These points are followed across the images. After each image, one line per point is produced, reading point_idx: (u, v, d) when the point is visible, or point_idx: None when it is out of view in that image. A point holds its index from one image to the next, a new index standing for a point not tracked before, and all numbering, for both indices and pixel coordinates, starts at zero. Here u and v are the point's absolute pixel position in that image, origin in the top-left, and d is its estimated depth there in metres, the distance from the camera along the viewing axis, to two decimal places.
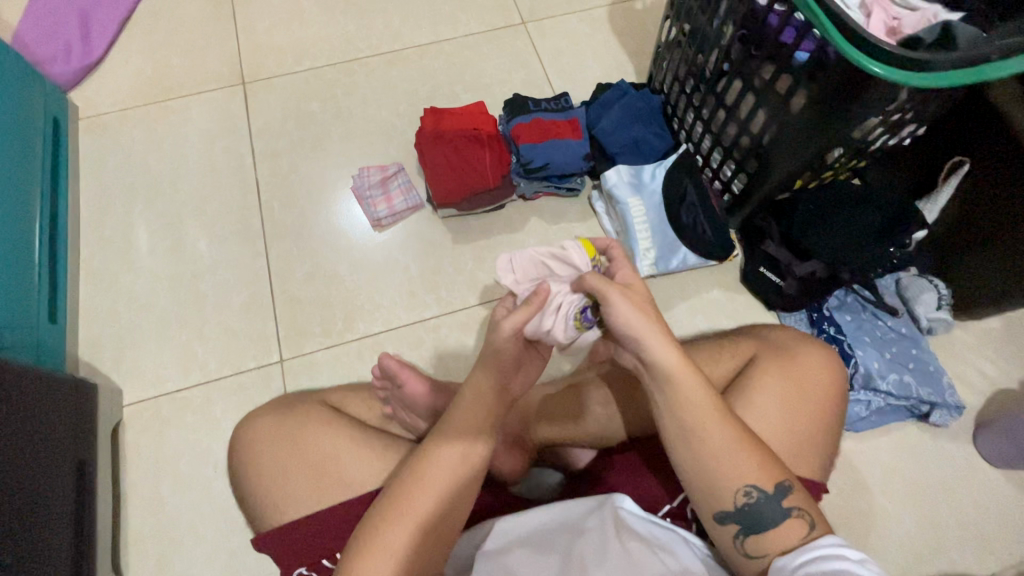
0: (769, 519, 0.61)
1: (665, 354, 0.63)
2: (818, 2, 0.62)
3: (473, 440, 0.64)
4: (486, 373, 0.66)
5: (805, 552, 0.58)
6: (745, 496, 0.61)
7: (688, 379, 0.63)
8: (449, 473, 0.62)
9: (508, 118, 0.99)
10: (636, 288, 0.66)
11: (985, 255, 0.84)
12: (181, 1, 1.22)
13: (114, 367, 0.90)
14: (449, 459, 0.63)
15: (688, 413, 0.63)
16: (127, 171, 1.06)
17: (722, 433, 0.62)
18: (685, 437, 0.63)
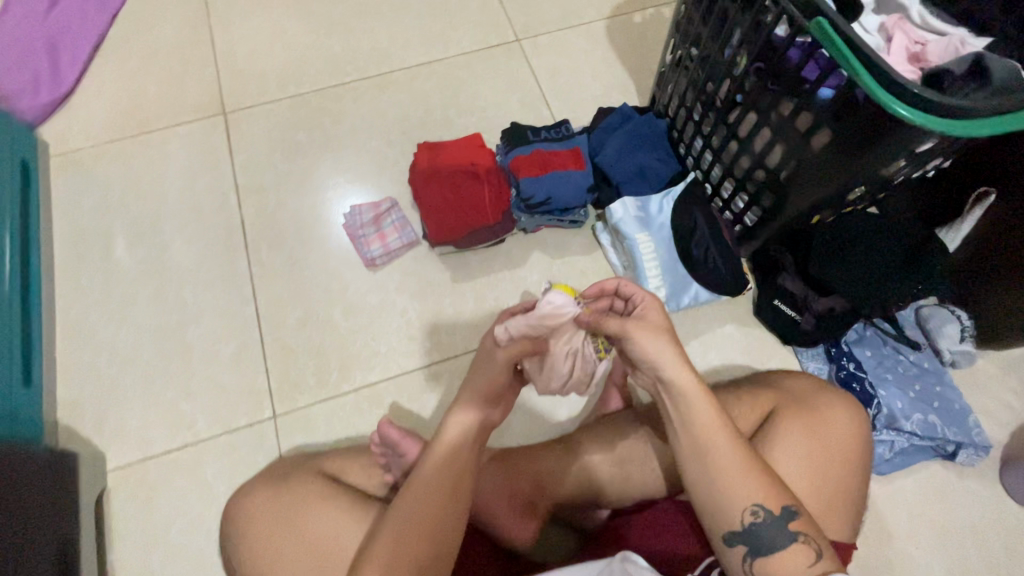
0: (775, 543, 0.56)
1: (688, 384, 0.60)
2: (845, 40, 0.57)
3: (460, 471, 0.62)
4: (473, 399, 0.65)
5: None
6: (752, 515, 0.57)
7: (715, 442, 0.59)
8: (431, 503, 0.59)
9: (507, 149, 0.94)
10: (658, 324, 0.63)
11: (1014, 288, 0.80)
12: (155, 25, 1.15)
13: (96, 429, 0.85)
14: (433, 489, 0.60)
15: (704, 444, 0.59)
16: (104, 212, 0.99)
17: (736, 460, 0.58)
18: (703, 474, 0.59)
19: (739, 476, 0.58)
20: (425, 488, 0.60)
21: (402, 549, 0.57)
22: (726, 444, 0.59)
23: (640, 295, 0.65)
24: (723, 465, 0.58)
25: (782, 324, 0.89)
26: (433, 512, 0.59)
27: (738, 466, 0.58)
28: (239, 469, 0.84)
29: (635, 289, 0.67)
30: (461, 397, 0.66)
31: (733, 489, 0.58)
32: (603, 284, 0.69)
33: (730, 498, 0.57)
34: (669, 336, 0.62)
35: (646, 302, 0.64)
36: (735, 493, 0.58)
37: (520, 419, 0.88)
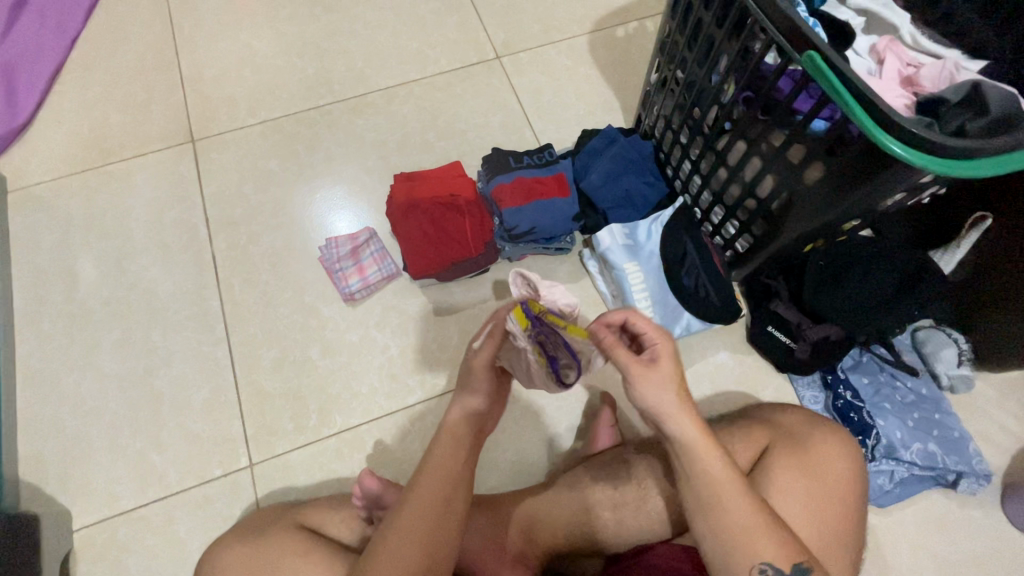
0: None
1: (694, 436, 0.55)
2: (839, 75, 0.54)
3: (454, 482, 0.56)
4: (469, 399, 0.59)
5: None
6: (761, 574, 0.53)
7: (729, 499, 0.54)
8: (419, 518, 0.54)
9: (488, 177, 0.91)
10: (675, 376, 0.56)
11: (1011, 312, 0.78)
12: (118, 50, 1.10)
13: (60, 486, 0.80)
14: (423, 503, 0.54)
15: (712, 497, 0.54)
16: (65, 251, 0.95)
17: (745, 509, 0.54)
18: (710, 526, 0.54)
19: (752, 530, 0.54)
20: (417, 503, 0.54)
21: (398, 550, 0.52)
22: (737, 496, 0.54)
23: (646, 330, 0.57)
24: (736, 521, 0.54)
25: (778, 353, 0.86)
26: (424, 528, 0.53)
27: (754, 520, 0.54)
28: (213, 525, 0.79)
29: (644, 326, 0.57)
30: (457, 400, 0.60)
31: (742, 548, 0.53)
32: (607, 319, 0.58)
33: (740, 560, 0.53)
34: (678, 387, 0.56)
35: (658, 346, 0.56)
36: (745, 549, 0.53)
37: (509, 459, 0.85)
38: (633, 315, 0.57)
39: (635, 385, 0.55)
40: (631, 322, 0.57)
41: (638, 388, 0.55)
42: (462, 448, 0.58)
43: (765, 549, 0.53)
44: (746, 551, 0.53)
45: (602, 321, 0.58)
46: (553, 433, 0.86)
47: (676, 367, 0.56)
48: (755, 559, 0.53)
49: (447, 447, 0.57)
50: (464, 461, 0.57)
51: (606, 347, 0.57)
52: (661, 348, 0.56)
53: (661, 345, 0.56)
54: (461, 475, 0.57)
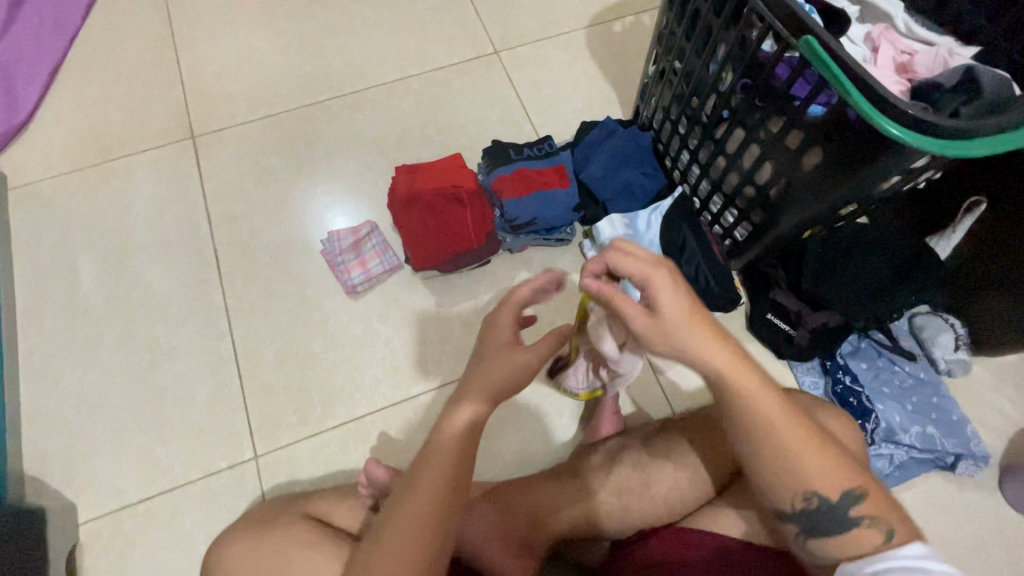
0: (833, 526, 0.50)
1: (723, 362, 0.49)
2: (836, 60, 0.55)
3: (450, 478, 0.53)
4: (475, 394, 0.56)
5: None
6: (806, 501, 0.50)
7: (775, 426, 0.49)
8: (410, 512, 0.52)
9: (489, 169, 0.92)
10: (678, 316, 0.48)
11: (1006, 297, 0.79)
12: (117, 48, 1.10)
13: (65, 481, 0.81)
14: (415, 495, 0.53)
15: (750, 424, 0.49)
16: (66, 248, 0.95)
17: (788, 432, 0.49)
18: (752, 453, 0.50)
19: (803, 457, 0.49)
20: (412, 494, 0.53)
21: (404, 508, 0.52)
22: (782, 419, 0.49)
23: (630, 263, 0.49)
24: (783, 445, 0.49)
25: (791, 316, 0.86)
26: (415, 523, 0.52)
27: (801, 442, 0.49)
28: (219, 518, 0.80)
29: (626, 263, 0.49)
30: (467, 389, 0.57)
31: (783, 479, 0.50)
32: (591, 268, 0.53)
33: (780, 490, 0.50)
34: (691, 323, 0.48)
35: (645, 281, 0.48)
36: (790, 475, 0.50)
37: (513, 449, 0.85)
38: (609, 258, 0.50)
39: (639, 333, 0.49)
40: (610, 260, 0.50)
41: (644, 338, 0.49)
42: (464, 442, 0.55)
43: (812, 475, 0.49)
44: (791, 477, 0.50)
45: (587, 270, 0.53)
46: (556, 423, 0.87)
47: (679, 303, 0.48)
48: (800, 486, 0.50)
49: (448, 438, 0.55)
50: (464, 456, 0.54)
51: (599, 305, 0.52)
52: (651, 291, 0.48)
53: (650, 289, 0.48)
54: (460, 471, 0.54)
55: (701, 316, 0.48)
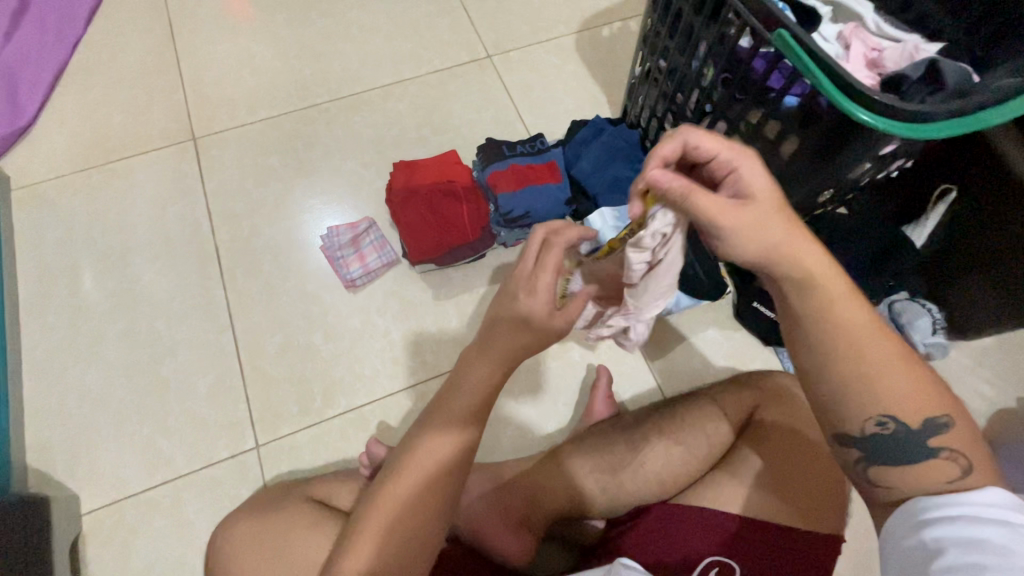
0: (908, 456, 0.46)
1: (815, 263, 0.46)
2: (808, 53, 0.59)
3: (416, 514, 0.54)
4: (444, 429, 0.55)
5: (931, 520, 0.44)
6: (879, 427, 0.46)
7: (857, 345, 0.46)
8: (375, 548, 0.52)
9: (484, 165, 0.95)
10: (768, 197, 0.47)
11: (979, 280, 0.83)
12: (119, 53, 1.13)
13: (68, 472, 0.82)
14: (380, 528, 0.53)
15: (832, 332, 0.46)
16: (68, 247, 0.97)
17: (874, 345, 0.46)
18: (826, 374, 0.47)
19: (883, 373, 0.46)
20: (375, 530, 0.53)
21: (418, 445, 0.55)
22: (870, 331, 0.46)
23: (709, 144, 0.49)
24: (862, 367, 0.46)
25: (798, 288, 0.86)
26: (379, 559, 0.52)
27: (888, 355, 0.46)
28: (221, 506, 0.81)
29: (709, 144, 0.49)
30: (433, 421, 0.56)
31: (854, 400, 0.47)
32: (662, 154, 0.50)
33: (850, 411, 0.47)
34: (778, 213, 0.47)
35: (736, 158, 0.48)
36: (865, 394, 0.46)
37: (510, 435, 0.87)
38: (690, 137, 0.49)
39: (728, 218, 0.45)
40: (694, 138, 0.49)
41: (736, 225, 0.45)
42: (429, 479, 0.54)
43: (888, 397, 0.46)
44: (865, 396, 0.46)
45: (656, 159, 0.50)
46: (552, 409, 0.89)
47: (766, 185, 0.48)
48: (875, 407, 0.46)
49: (412, 473, 0.54)
50: (430, 493, 0.54)
51: (674, 197, 0.46)
52: (739, 170, 0.48)
53: (739, 167, 0.48)
54: (427, 508, 0.54)
55: (786, 206, 0.48)
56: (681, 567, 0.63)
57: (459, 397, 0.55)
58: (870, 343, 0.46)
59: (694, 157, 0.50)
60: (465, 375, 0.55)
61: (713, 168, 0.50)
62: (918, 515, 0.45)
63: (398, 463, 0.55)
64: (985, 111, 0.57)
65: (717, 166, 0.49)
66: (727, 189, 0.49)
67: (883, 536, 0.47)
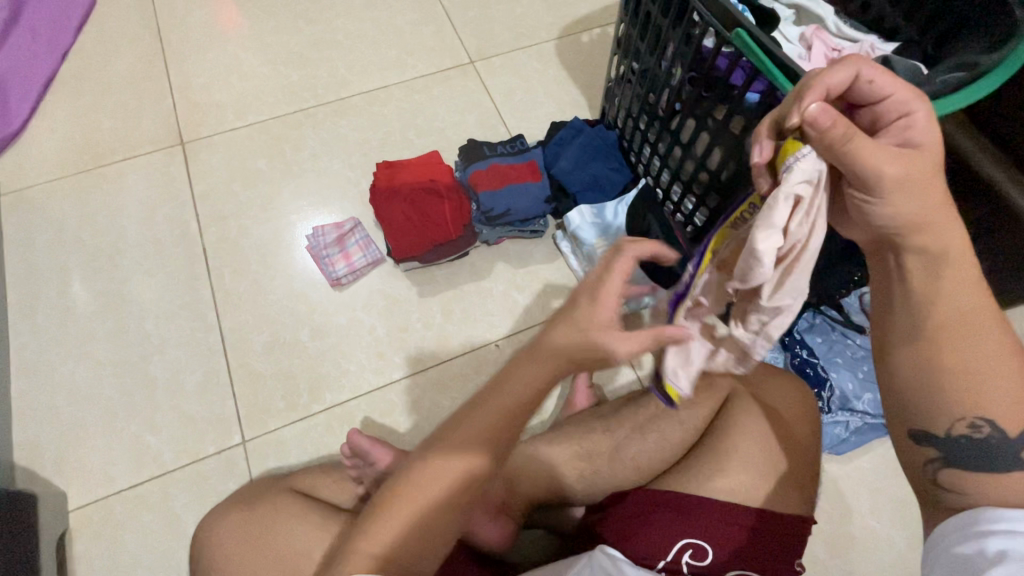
0: (997, 464, 0.45)
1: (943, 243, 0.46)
2: (765, 52, 0.62)
3: (439, 517, 0.51)
4: (473, 432, 0.52)
5: (990, 529, 0.43)
6: (971, 427, 0.46)
7: (958, 339, 0.47)
8: (391, 546, 0.49)
9: (465, 165, 0.98)
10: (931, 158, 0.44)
11: None
12: (109, 60, 1.15)
13: (56, 469, 0.83)
14: (398, 526, 0.50)
15: (936, 324, 0.47)
16: (58, 249, 0.98)
17: (985, 343, 0.46)
18: (921, 365, 0.48)
19: (987, 375, 0.46)
20: (394, 528, 0.50)
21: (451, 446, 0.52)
22: (985, 328, 0.46)
23: (886, 79, 0.45)
24: (959, 361, 0.46)
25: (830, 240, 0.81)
26: (397, 556, 0.49)
27: (995, 356, 0.46)
28: (208, 501, 0.82)
29: (887, 81, 0.45)
30: (459, 423, 0.53)
31: (939, 399, 0.47)
32: (829, 84, 0.45)
33: (938, 407, 0.47)
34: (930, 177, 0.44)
35: (910, 101, 0.45)
36: (956, 389, 0.46)
37: None
38: (866, 70, 0.45)
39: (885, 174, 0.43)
40: (870, 70, 0.45)
41: (890, 182, 0.43)
42: (457, 484, 0.51)
43: (987, 394, 0.45)
44: (952, 394, 0.47)
45: (826, 87, 0.45)
46: None
47: (935, 138, 0.45)
48: (970, 407, 0.46)
49: (440, 475, 0.51)
50: (457, 496, 0.52)
51: (829, 144, 0.43)
52: (914, 116, 0.45)
53: (914, 112, 0.45)
54: (447, 509, 0.52)
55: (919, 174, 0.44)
56: (655, 552, 0.64)
57: (495, 404, 0.52)
58: (974, 340, 0.46)
59: (857, 93, 0.46)
60: (506, 380, 0.53)
61: (882, 111, 0.46)
62: (979, 525, 0.43)
63: (418, 463, 0.52)
64: (935, 102, 0.60)
65: (885, 108, 0.46)
66: (888, 135, 0.46)
67: (934, 541, 0.46)
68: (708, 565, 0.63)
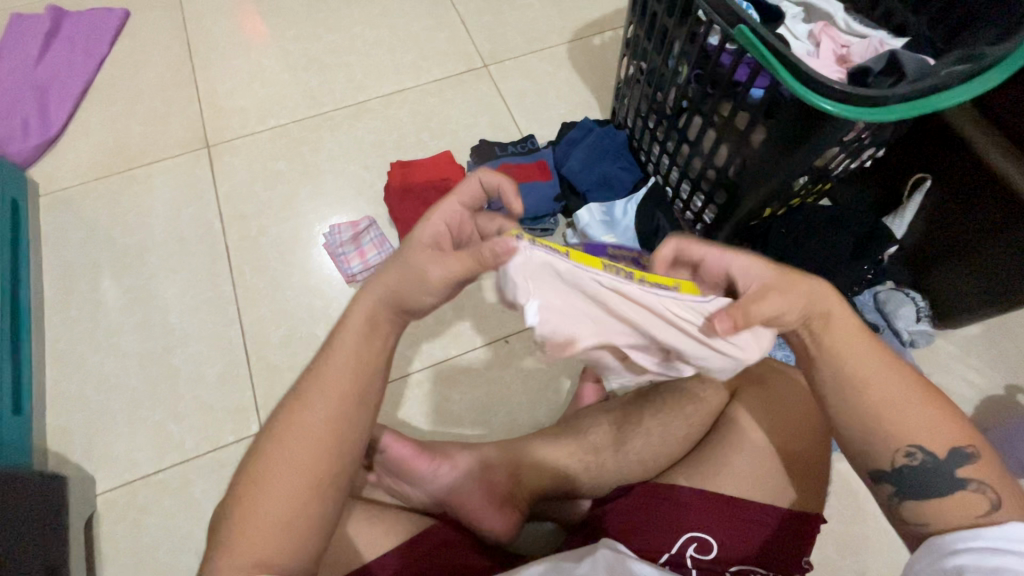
0: (939, 488, 0.49)
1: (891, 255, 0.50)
2: (767, 47, 0.63)
3: (307, 503, 0.48)
4: (314, 411, 0.50)
5: (950, 553, 0.46)
6: (909, 457, 0.50)
7: (877, 369, 0.51)
8: (266, 548, 0.46)
9: (476, 165, 1.01)
10: None
11: (963, 264, 0.84)
12: (140, 69, 1.21)
13: (85, 455, 0.87)
14: (268, 522, 0.47)
15: (848, 369, 0.51)
16: (90, 247, 1.03)
17: (899, 378, 0.51)
18: (851, 408, 0.51)
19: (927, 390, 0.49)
20: (246, 530, 0.46)
21: (292, 435, 0.49)
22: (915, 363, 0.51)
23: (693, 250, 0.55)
24: (888, 400, 0.50)
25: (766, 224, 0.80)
26: (267, 554, 0.46)
27: (910, 398, 0.50)
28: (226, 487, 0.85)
29: (697, 248, 0.55)
30: (300, 411, 0.50)
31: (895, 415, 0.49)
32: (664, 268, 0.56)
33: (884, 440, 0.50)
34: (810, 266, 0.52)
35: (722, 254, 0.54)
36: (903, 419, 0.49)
37: (501, 420, 0.91)
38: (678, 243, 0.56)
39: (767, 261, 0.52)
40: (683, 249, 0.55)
41: None
42: (308, 470, 0.48)
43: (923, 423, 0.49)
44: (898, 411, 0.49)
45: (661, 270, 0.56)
46: (544, 398, 0.93)
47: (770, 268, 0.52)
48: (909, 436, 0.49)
49: (295, 458, 0.49)
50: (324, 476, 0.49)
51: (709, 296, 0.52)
52: (735, 265, 0.53)
53: (732, 261, 0.53)
54: (325, 493, 0.49)
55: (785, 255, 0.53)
56: (658, 545, 0.63)
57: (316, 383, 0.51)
58: (890, 366, 0.51)
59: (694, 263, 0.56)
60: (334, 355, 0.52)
61: (706, 270, 0.55)
62: (944, 548, 0.47)
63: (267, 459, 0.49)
64: (940, 95, 0.60)
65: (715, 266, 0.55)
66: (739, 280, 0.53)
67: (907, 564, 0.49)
68: (713, 558, 0.62)
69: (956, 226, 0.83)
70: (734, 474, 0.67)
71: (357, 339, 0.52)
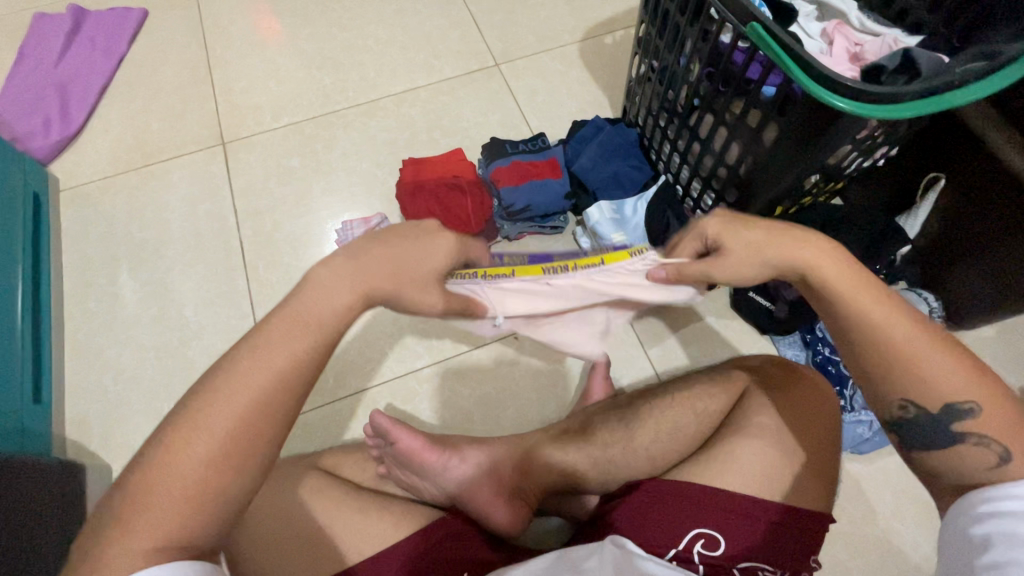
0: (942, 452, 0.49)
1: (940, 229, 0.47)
2: (779, 44, 0.63)
3: (215, 480, 0.42)
4: (246, 374, 0.45)
5: (976, 522, 0.45)
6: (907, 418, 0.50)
7: (912, 355, 0.49)
8: (162, 528, 0.40)
9: (487, 162, 1.01)
10: None
11: (981, 264, 0.83)
12: (158, 68, 1.23)
13: (102, 444, 0.89)
14: (159, 494, 0.41)
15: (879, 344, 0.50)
16: (109, 241, 1.05)
17: (934, 362, 0.49)
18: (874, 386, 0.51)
19: (942, 388, 0.49)
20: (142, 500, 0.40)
21: (215, 396, 0.44)
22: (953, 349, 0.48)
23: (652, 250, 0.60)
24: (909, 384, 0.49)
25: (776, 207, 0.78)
26: (161, 534, 0.40)
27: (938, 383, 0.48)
28: None
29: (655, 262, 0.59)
30: (230, 369, 0.45)
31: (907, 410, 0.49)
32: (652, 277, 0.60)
33: None
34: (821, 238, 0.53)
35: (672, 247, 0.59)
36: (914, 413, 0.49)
37: (510, 416, 0.92)
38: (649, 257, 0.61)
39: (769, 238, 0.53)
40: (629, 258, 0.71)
41: None
42: (226, 441, 0.43)
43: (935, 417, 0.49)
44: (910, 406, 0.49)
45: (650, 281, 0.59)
46: (553, 395, 0.93)
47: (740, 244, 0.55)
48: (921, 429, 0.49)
49: (219, 419, 0.43)
50: (247, 448, 0.44)
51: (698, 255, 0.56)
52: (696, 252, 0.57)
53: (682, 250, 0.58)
54: (233, 477, 0.43)
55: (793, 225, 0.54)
56: (665, 540, 0.63)
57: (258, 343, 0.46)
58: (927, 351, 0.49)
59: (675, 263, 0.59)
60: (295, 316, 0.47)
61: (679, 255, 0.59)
62: (970, 515, 0.46)
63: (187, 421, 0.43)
64: (956, 91, 0.60)
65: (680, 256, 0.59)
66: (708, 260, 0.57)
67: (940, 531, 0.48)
68: (721, 555, 0.62)
69: (972, 224, 0.82)
70: (744, 471, 0.66)
71: (317, 306, 0.48)
